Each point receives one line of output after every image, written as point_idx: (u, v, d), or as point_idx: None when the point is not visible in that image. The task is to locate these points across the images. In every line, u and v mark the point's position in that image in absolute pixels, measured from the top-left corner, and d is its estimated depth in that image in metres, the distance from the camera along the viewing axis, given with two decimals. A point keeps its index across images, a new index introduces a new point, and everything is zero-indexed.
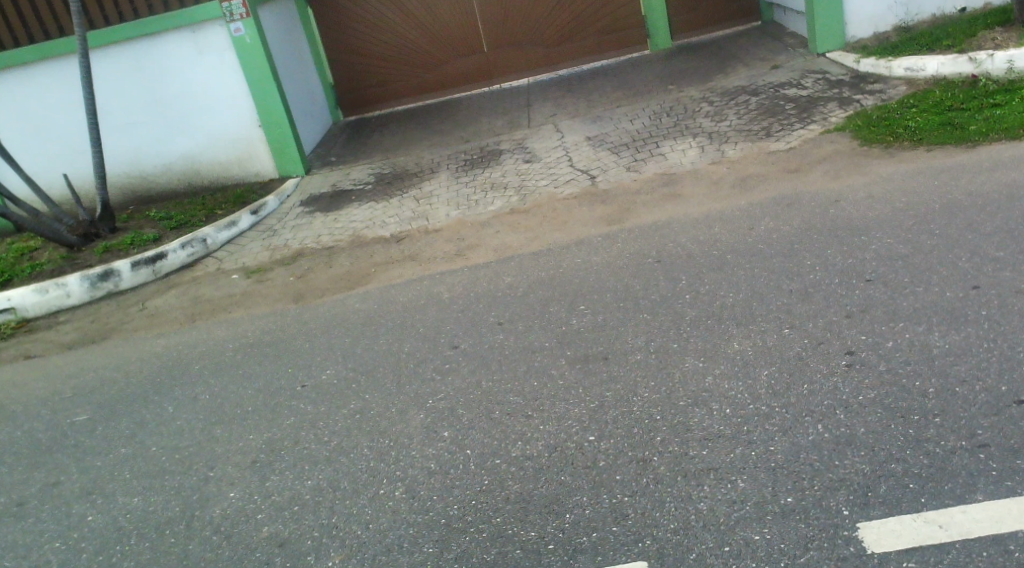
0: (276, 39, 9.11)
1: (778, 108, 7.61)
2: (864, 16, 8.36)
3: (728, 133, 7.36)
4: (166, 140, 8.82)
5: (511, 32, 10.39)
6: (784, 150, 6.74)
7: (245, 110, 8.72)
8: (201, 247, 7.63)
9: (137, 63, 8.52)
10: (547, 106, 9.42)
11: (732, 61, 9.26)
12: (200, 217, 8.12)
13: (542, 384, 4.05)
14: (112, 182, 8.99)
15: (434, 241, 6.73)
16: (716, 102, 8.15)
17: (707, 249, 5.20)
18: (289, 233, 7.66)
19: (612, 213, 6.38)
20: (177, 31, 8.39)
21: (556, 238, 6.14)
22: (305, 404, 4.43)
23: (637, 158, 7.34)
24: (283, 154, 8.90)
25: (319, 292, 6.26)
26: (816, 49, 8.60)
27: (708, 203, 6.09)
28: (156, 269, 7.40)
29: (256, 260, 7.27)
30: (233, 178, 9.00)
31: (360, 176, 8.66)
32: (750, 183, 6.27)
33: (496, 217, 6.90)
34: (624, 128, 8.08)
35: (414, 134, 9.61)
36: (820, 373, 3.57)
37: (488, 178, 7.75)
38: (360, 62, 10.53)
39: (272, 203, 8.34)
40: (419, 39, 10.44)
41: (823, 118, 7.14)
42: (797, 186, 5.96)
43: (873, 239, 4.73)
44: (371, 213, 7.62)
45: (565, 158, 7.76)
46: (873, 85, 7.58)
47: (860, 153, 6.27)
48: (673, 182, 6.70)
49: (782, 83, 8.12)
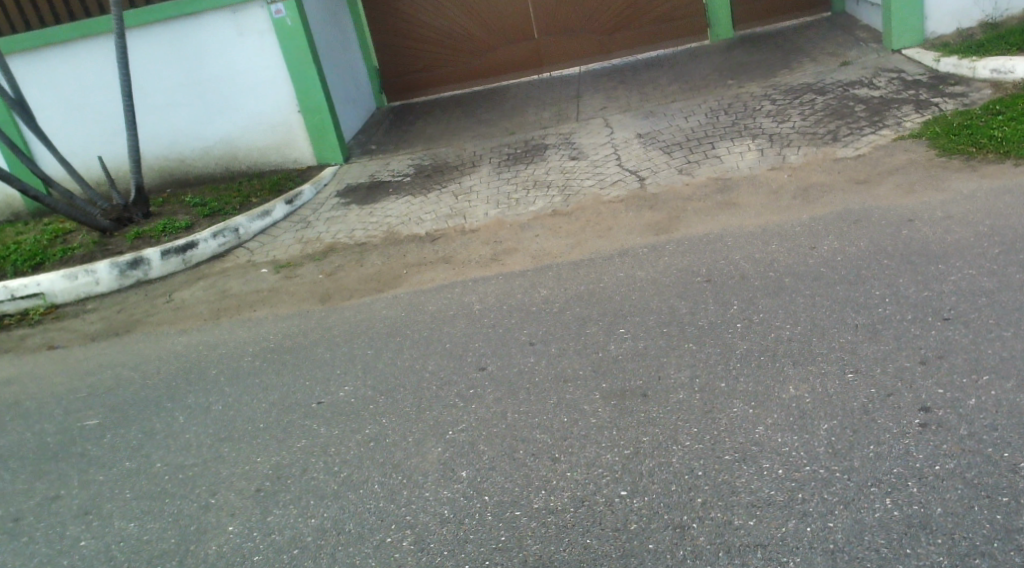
0: (319, 21, 8.82)
1: (847, 110, 7.07)
2: (947, 10, 7.73)
3: (791, 135, 6.85)
4: (204, 124, 8.59)
5: (564, 18, 9.93)
6: (852, 157, 6.22)
7: (285, 95, 8.44)
8: (232, 237, 7.38)
9: (177, 43, 8.28)
10: (598, 97, 8.97)
11: (798, 55, 8.69)
12: (235, 204, 7.87)
13: (573, 421, 3.67)
14: (150, 164, 8.78)
15: (470, 243, 6.39)
16: (780, 100, 7.63)
17: (764, 270, 4.74)
18: (324, 226, 7.38)
19: (662, 221, 5.95)
20: (218, 11, 8.14)
21: (600, 247, 5.73)
22: (318, 424, 4.11)
23: (691, 160, 6.88)
24: (322, 140, 8.62)
25: (346, 294, 5.95)
26: (891, 44, 7.98)
27: (766, 216, 5.62)
28: (186, 258, 7.15)
29: (287, 253, 7.00)
30: (271, 164, 8.74)
31: (399, 166, 8.34)
32: (813, 194, 5.78)
33: (537, 220, 6.52)
34: (679, 126, 7.61)
35: (459, 123, 9.25)
36: (888, 433, 3.14)
37: (532, 175, 7.36)
38: (406, 46, 10.17)
39: (308, 192, 8.07)
40: (469, 23, 10.03)
41: (897, 123, 6.60)
42: (866, 200, 5.47)
43: (952, 271, 4.26)
44: (408, 209, 7.30)
45: (614, 157, 7.32)
46: (953, 87, 6.99)
47: (937, 165, 5.76)
48: (729, 188, 6.24)
49: (852, 82, 7.56)
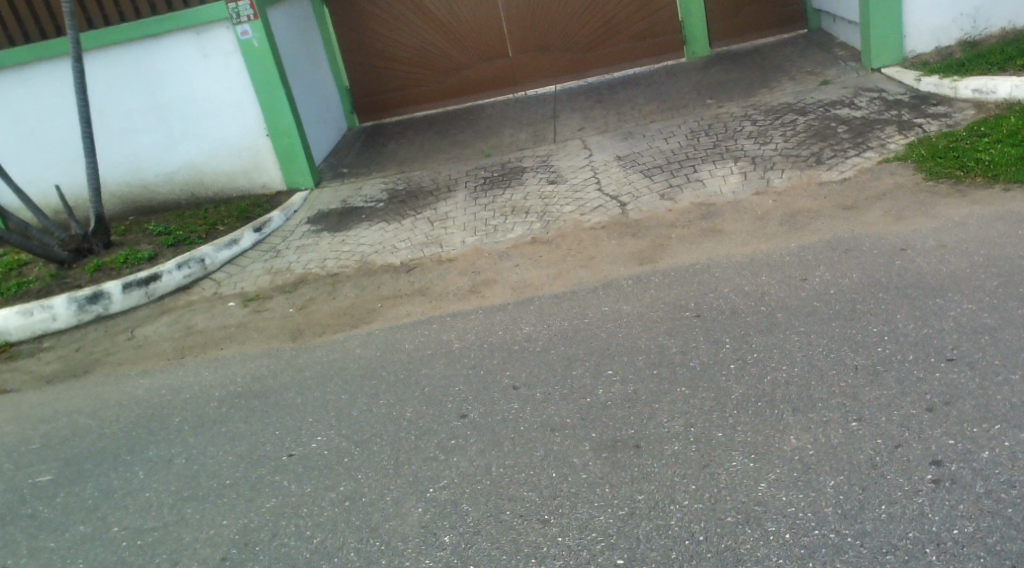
0: (286, 42, 8.56)
1: (829, 130, 6.93)
2: (925, 28, 7.65)
3: (774, 157, 6.70)
4: (169, 148, 8.29)
5: (539, 36, 9.75)
6: (837, 181, 6.08)
7: (252, 118, 8.16)
8: (198, 268, 7.08)
9: (138, 65, 7.99)
10: (575, 117, 8.79)
11: (776, 73, 8.58)
12: (200, 233, 7.57)
13: (562, 477, 3.44)
14: (112, 190, 8.47)
15: (447, 273, 6.16)
16: (760, 120, 7.49)
17: (755, 305, 4.56)
18: (294, 255, 7.11)
19: (645, 250, 5.76)
20: (180, 32, 7.86)
21: (582, 278, 5.53)
22: (289, 480, 3.84)
23: (672, 184, 6.70)
24: (292, 164, 8.34)
25: (318, 330, 5.69)
26: (870, 63, 7.90)
27: (752, 244, 5.45)
28: (149, 291, 6.85)
29: (255, 285, 6.73)
30: (238, 189, 8.46)
31: (372, 191, 8.09)
32: (800, 221, 5.62)
33: (516, 248, 6.31)
34: (659, 147, 7.44)
35: (433, 144, 9.02)
36: (900, 491, 2.96)
37: (509, 201, 7.15)
38: (377, 65, 9.93)
39: (276, 219, 7.78)
40: (441, 41, 9.82)
41: (881, 144, 6.48)
42: (855, 227, 5.32)
43: (950, 305, 4.10)
44: (381, 236, 7.06)
45: (593, 181, 7.13)
46: (936, 107, 6.89)
47: (925, 190, 5.62)
48: (713, 214, 6.06)
49: (833, 102, 7.44)
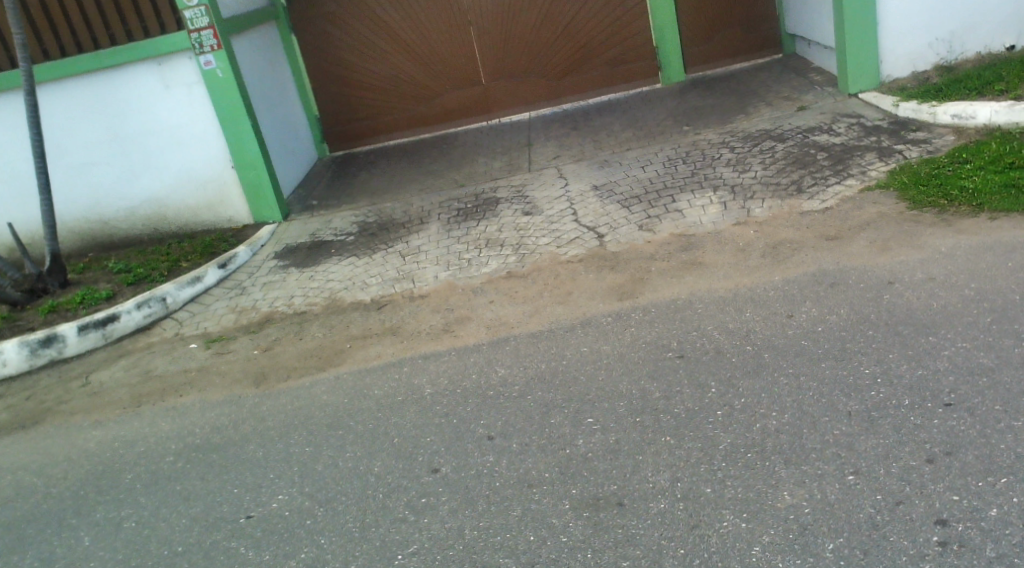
0: (252, 71, 8.33)
1: (808, 157, 6.79)
2: (901, 53, 7.56)
3: (754, 186, 6.54)
4: (130, 182, 8.01)
5: (511, 63, 9.59)
6: (819, 211, 5.92)
7: (217, 150, 7.91)
8: (159, 307, 6.80)
9: (97, 97, 7.73)
10: (549, 145, 8.61)
11: (753, 99, 8.46)
12: (162, 270, 7.29)
13: (541, 541, 3.22)
14: (71, 227, 8.16)
15: (419, 310, 5.92)
16: (739, 147, 7.34)
17: (740, 345, 4.35)
18: (259, 292, 6.85)
19: (623, 284, 5.56)
20: (142, 63, 7.61)
21: (559, 315, 5.31)
22: (247, 547, 3.58)
23: (651, 214, 6.51)
24: (258, 197, 8.08)
25: (283, 374, 5.42)
26: (847, 88, 7.80)
27: (734, 278, 5.26)
28: (107, 333, 6.56)
29: (219, 326, 6.46)
30: (203, 223, 8.18)
31: (342, 224, 7.84)
32: (782, 252, 5.44)
33: (490, 283, 6.09)
34: (636, 176, 7.26)
35: (404, 174, 8.80)
36: (905, 556, 2.79)
37: (483, 233, 6.93)
38: (347, 93, 9.71)
39: (242, 254, 7.52)
40: (413, 69, 9.62)
41: (862, 172, 6.34)
42: (839, 258, 5.15)
43: (944, 344, 3.92)
44: (351, 272, 6.81)
45: (569, 212, 6.93)
46: (915, 133, 6.77)
47: (909, 219, 5.46)
48: (693, 246, 5.88)
49: (811, 128, 7.31)
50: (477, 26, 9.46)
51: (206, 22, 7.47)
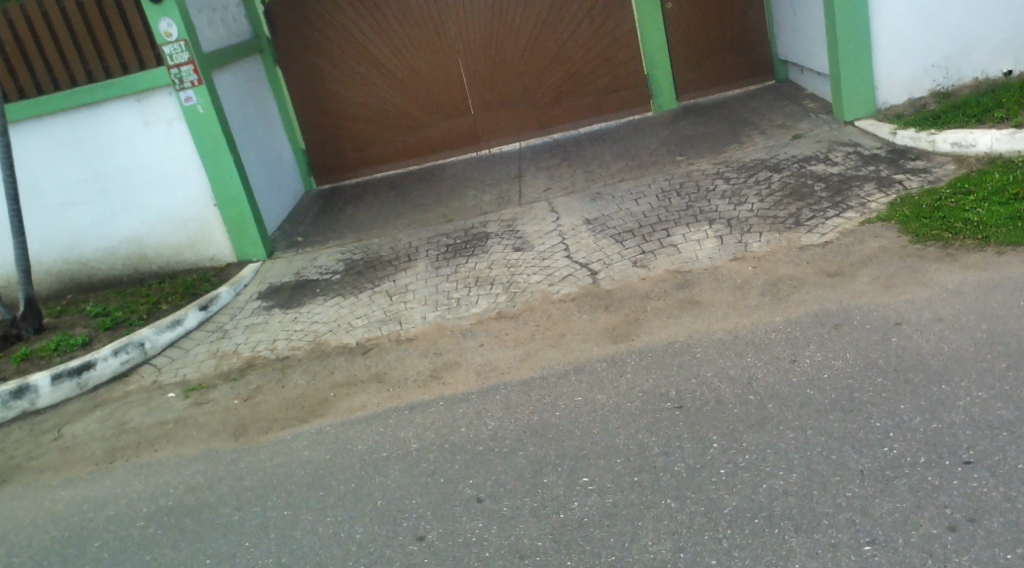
0: (235, 106, 8.13)
1: (805, 188, 6.61)
2: (896, 79, 7.41)
3: (750, 219, 6.35)
4: (109, 222, 7.80)
5: (500, 92, 9.43)
6: (818, 245, 5.72)
7: (199, 187, 7.70)
8: (137, 353, 6.57)
9: (74, 136, 7.53)
10: (540, 177, 8.43)
11: (746, 127, 8.29)
12: (141, 313, 7.07)
13: None
14: (48, 268, 7.93)
15: (406, 355, 5.69)
16: (734, 178, 7.16)
17: (742, 394, 4.12)
18: (241, 336, 6.62)
19: (617, 325, 5.34)
20: (120, 100, 7.42)
21: (552, 360, 5.08)
22: None
23: (645, 250, 6.31)
24: (242, 235, 7.85)
25: (264, 426, 5.18)
26: (842, 115, 7.64)
27: (733, 318, 5.04)
28: (82, 381, 6.32)
29: (199, 373, 6.22)
30: (185, 262, 7.96)
31: (328, 262, 7.62)
32: (782, 290, 5.24)
33: (480, 324, 5.87)
34: (629, 209, 7.07)
35: (392, 208, 8.61)
36: None
37: (472, 271, 6.71)
38: (333, 125, 9.51)
39: (225, 294, 7.29)
40: (400, 99, 9.44)
41: (861, 203, 6.15)
42: (842, 297, 4.94)
43: (959, 393, 3.70)
44: (336, 313, 6.57)
45: (561, 247, 6.73)
46: (914, 162, 6.60)
47: (913, 254, 5.26)
48: (689, 284, 5.67)
49: (808, 157, 7.13)
50: (465, 56, 9.30)
51: (186, 57, 7.28)
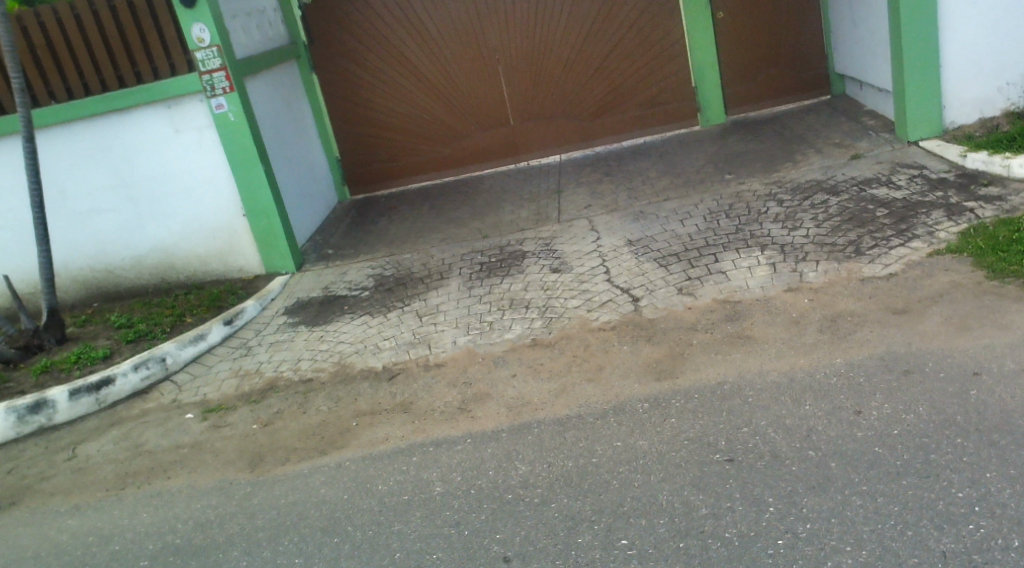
0: (268, 114, 7.90)
1: (866, 214, 6.16)
2: (967, 98, 6.94)
3: (805, 246, 5.93)
4: (136, 231, 7.59)
5: (541, 103, 9.09)
6: (882, 278, 5.30)
7: (228, 197, 7.47)
8: (158, 369, 6.33)
9: (103, 142, 7.34)
10: (580, 192, 8.06)
11: (800, 145, 7.85)
12: (164, 326, 6.83)
13: None
14: (74, 276, 7.74)
15: (434, 383, 5.37)
16: (787, 200, 6.73)
17: (801, 449, 3.73)
18: (265, 354, 6.34)
19: (660, 360, 4.96)
20: (151, 106, 7.22)
21: (589, 397, 4.72)
22: None
23: (691, 276, 5.91)
24: (271, 246, 7.60)
25: (282, 457, 4.88)
26: (905, 135, 7.17)
27: (789, 358, 4.63)
28: (100, 397, 6.09)
29: (219, 392, 5.95)
30: (212, 273, 7.72)
31: (357, 277, 7.33)
32: (842, 328, 4.82)
33: (513, 352, 5.52)
34: (674, 231, 6.67)
35: (426, 221, 8.31)
36: None
37: (506, 292, 6.37)
38: (368, 134, 9.24)
39: (251, 309, 7.03)
40: (437, 109, 9.15)
41: (928, 232, 5.71)
42: (910, 338, 4.52)
43: None
44: (363, 333, 6.27)
45: (601, 270, 6.35)
46: (987, 188, 6.12)
47: (988, 292, 4.84)
48: (739, 316, 5.27)
49: (868, 180, 6.68)
50: (505, 65, 8.97)
51: (219, 63, 7.06)
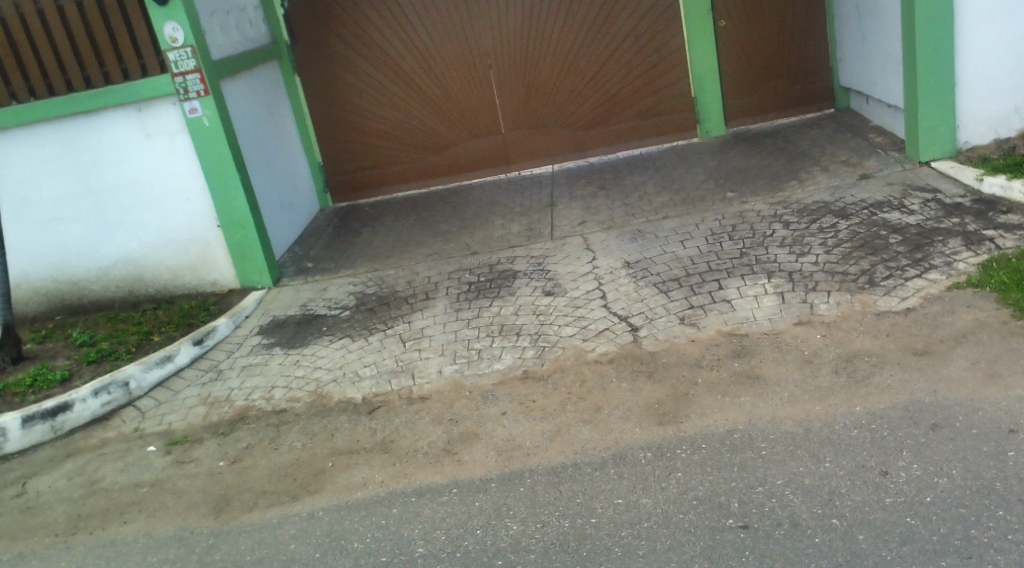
0: (246, 118, 7.47)
1: (878, 240, 5.81)
2: (981, 117, 6.60)
3: (815, 274, 5.56)
4: (103, 240, 7.15)
5: (534, 111, 8.70)
6: (899, 314, 4.95)
7: (201, 207, 7.03)
8: (121, 394, 5.90)
9: (68, 146, 6.89)
10: (574, 206, 7.68)
11: (805, 161, 7.50)
12: (129, 345, 6.40)
13: None
14: (35, 287, 7.28)
15: (417, 419, 4.97)
16: (793, 222, 6.37)
17: (823, 517, 3.39)
18: (236, 379, 5.92)
19: (663, 402, 4.58)
20: (120, 108, 6.78)
21: (586, 442, 4.33)
22: None
23: (694, 304, 5.55)
24: (246, 259, 7.17)
25: (249, 502, 4.49)
26: (917, 155, 6.84)
27: (803, 404, 4.26)
28: (56, 425, 5.65)
29: (185, 422, 5.53)
30: (184, 286, 7.28)
31: (338, 294, 6.92)
32: (859, 370, 4.47)
33: (503, 386, 5.12)
34: (674, 253, 6.30)
35: (411, 233, 7.90)
36: None
37: (496, 317, 5.97)
38: (352, 140, 8.81)
39: (223, 327, 6.60)
40: (425, 115, 8.74)
41: (946, 263, 5.36)
42: (935, 385, 4.17)
43: None
44: (342, 359, 5.86)
45: (597, 294, 5.97)
46: (1007, 215, 5.79)
47: (1017, 333, 4.51)
48: (747, 351, 4.90)
49: (878, 203, 6.33)
50: (497, 71, 8.58)
51: (193, 65, 6.63)
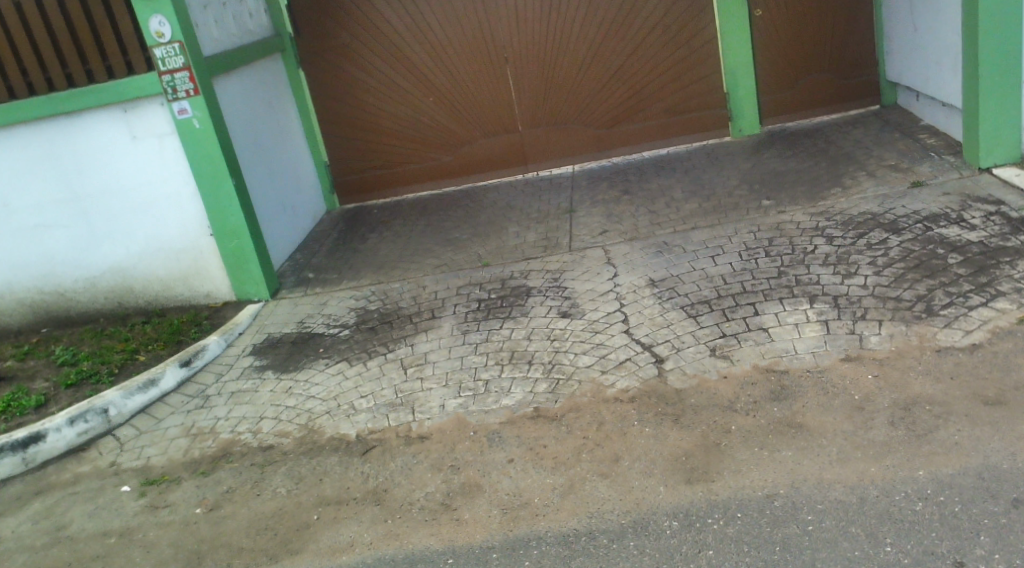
0: (242, 118, 6.94)
1: (936, 259, 5.17)
2: None
3: (865, 299, 4.94)
4: (90, 248, 6.68)
5: (554, 107, 8.11)
6: (963, 351, 4.33)
7: (193, 213, 6.54)
8: (99, 422, 5.42)
9: (49, 148, 6.41)
10: (595, 212, 7.10)
11: (848, 165, 6.85)
12: (113, 366, 5.93)
13: None
14: (18, 297, 6.81)
15: (417, 462, 4.45)
16: (838, 236, 5.74)
17: None
18: (223, 408, 5.42)
19: (691, 454, 4.01)
20: (104, 108, 6.28)
21: (603, 503, 3.79)
22: None
23: (726, 332, 4.95)
24: (241, 270, 6.67)
25: (224, 561, 4.01)
26: (975, 161, 6.17)
27: (855, 464, 3.67)
28: (28, 457, 5.20)
29: (164, 457, 5.05)
30: (176, 297, 6.81)
31: (338, 310, 6.39)
32: (921, 422, 3.87)
33: (511, 426, 4.57)
34: (704, 271, 5.70)
35: (420, 240, 7.36)
36: None
37: (506, 342, 5.41)
38: (360, 138, 8.28)
39: (213, 346, 6.10)
40: (438, 112, 8.17)
41: (1016, 289, 4.73)
42: (1012, 447, 3.58)
43: None
44: (337, 387, 5.33)
45: (618, 317, 5.39)
46: None
47: None
48: (787, 392, 4.31)
49: (934, 216, 5.69)
50: (514, 64, 7.98)
51: (181, 62, 6.11)
